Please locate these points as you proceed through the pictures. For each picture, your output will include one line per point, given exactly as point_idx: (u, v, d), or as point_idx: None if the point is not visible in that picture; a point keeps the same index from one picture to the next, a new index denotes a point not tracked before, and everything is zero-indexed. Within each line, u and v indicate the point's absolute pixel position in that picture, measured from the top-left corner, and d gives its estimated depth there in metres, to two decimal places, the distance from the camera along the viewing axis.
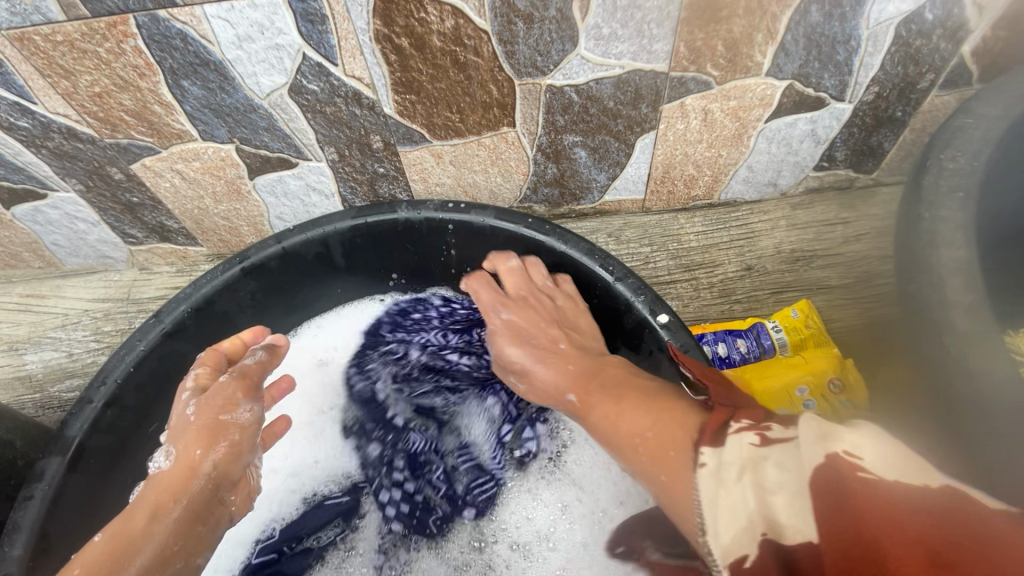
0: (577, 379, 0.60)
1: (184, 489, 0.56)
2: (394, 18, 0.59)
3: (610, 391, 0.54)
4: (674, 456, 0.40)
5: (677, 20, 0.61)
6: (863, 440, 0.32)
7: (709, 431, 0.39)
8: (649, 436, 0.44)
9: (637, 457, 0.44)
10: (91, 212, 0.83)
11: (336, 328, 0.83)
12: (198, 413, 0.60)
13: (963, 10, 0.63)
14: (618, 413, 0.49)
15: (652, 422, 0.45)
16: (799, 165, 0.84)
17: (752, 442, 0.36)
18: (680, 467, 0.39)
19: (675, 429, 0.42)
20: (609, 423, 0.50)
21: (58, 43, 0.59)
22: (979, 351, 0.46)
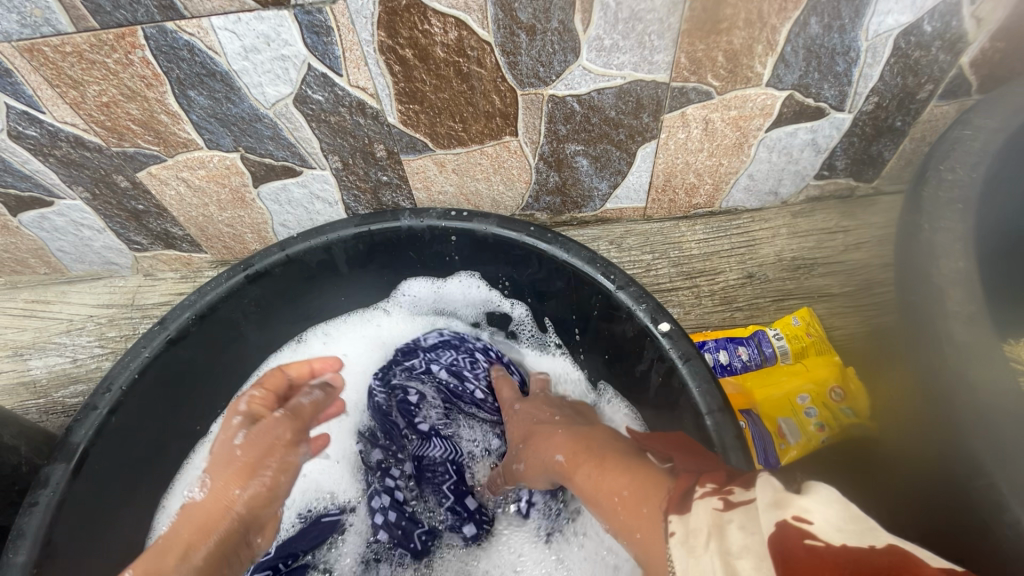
0: (570, 441, 0.57)
1: (213, 525, 0.55)
2: (399, 30, 0.60)
3: (599, 456, 0.52)
4: (647, 513, 0.41)
5: (678, 32, 0.62)
6: (813, 502, 0.32)
7: (677, 498, 0.40)
8: (626, 494, 0.45)
9: (614, 516, 0.45)
10: (97, 219, 0.84)
11: (347, 336, 0.85)
12: (244, 447, 0.60)
13: (962, 22, 0.63)
14: (600, 474, 0.49)
15: (628, 483, 0.46)
16: (800, 173, 0.84)
17: (714, 506, 0.36)
18: (655, 531, 0.39)
19: (653, 488, 0.44)
20: (592, 489, 0.49)
21: (67, 54, 0.60)
22: (979, 366, 0.46)
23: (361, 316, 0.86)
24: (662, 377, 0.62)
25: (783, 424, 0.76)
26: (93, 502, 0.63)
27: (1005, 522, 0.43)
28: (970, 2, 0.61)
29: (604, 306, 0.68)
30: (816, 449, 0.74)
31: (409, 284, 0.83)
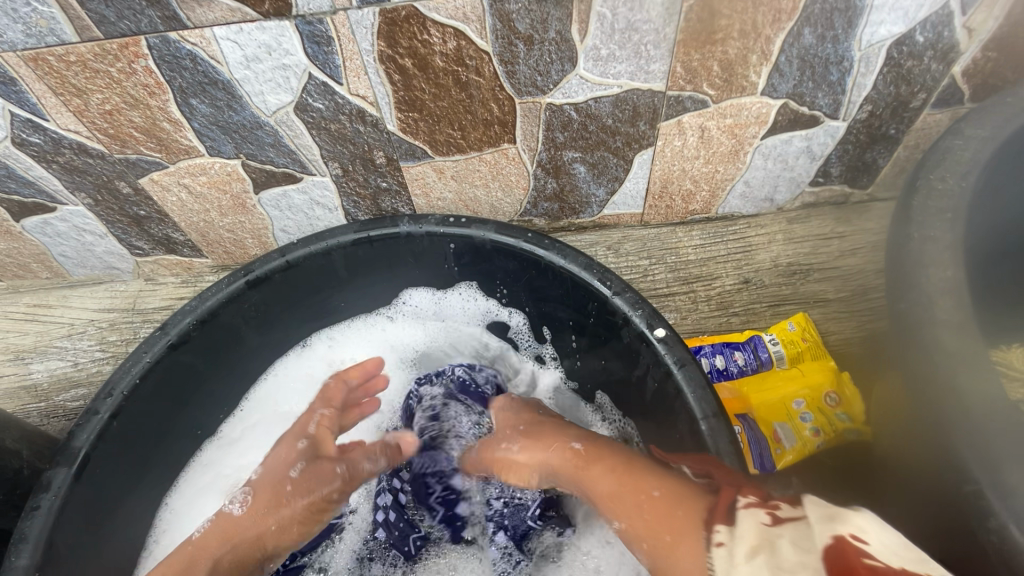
0: (591, 438, 0.58)
1: (239, 533, 0.62)
2: (398, 40, 0.61)
3: (623, 456, 0.53)
4: (682, 516, 0.42)
5: (673, 42, 0.63)
6: (872, 526, 0.34)
7: (719, 510, 0.40)
8: (657, 495, 0.45)
9: (640, 511, 0.45)
10: (98, 224, 0.85)
11: (353, 342, 0.86)
12: (298, 480, 0.65)
13: (953, 32, 0.64)
14: (627, 471, 0.50)
15: (659, 485, 0.47)
16: (795, 180, 0.85)
17: (762, 521, 0.37)
18: (688, 534, 0.40)
19: (687, 497, 0.43)
20: (609, 488, 0.50)
21: (71, 63, 0.61)
22: (965, 371, 0.47)
23: (365, 321, 0.87)
24: (658, 382, 0.63)
25: (780, 429, 0.76)
26: (97, 505, 0.64)
27: (991, 528, 0.43)
28: (961, 13, 0.62)
29: (600, 312, 0.68)
30: (811, 453, 0.75)
31: (413, 290, 0.84)
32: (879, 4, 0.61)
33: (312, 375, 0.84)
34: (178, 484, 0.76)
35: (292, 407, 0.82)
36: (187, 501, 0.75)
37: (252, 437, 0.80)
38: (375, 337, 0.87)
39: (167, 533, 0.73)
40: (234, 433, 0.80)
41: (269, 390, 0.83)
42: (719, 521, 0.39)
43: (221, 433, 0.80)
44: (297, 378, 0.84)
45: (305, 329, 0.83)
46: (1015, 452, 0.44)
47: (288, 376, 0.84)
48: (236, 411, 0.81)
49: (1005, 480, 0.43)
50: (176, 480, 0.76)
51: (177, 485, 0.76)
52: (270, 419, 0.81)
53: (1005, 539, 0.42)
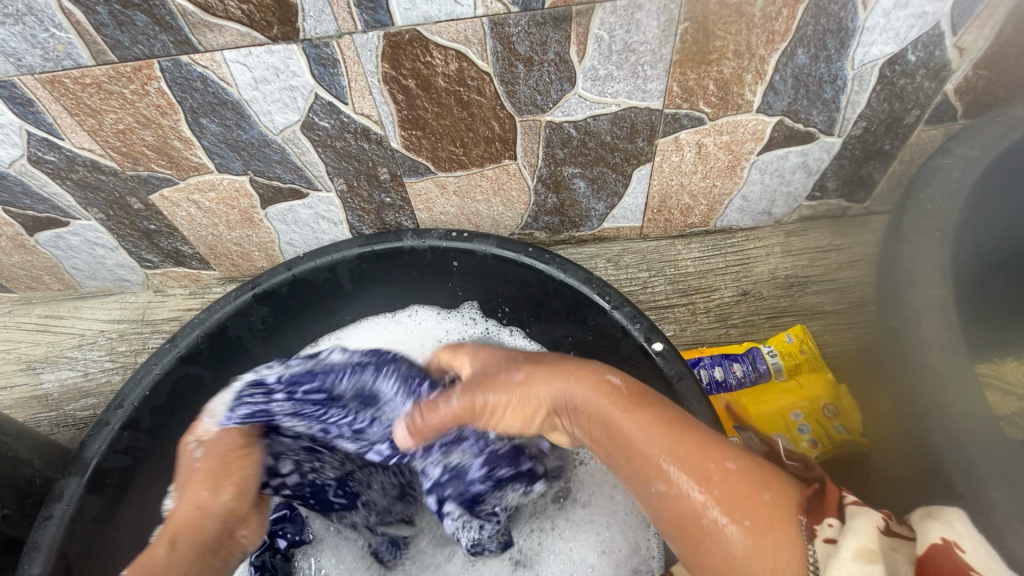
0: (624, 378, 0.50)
1: (200, 526, 0.54)
2: (402, 62, 0.63)
3: (664, 411, 0.46)
4: (768, 503, 0.39)
5: (670, 62, 0.64)
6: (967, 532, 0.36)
7: (819, 505, 0.39)
8: (732, 467, 0.41)
9: (710, 484, 0.41)
10: (110, 238, 0.87)
11: (362, 338, 0.85)
12: (205, 455, 0.59)
13: (944, 51, 0.66)
14: (678, 431, 0.44)
15: (730, 456, 0.42)
16: (792, 195, 0.86)
17: (877, 526, 0.37)
18: (779, 524, 0.38)
19: (763, 473, 0.41)
20: (660, 444, 0.43)
21: (86, 85, 0.63)
22: (952, 388, 0.48)
23: (373, 320, 0.86)
24: None
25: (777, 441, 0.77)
26: (109, 511, 0.65)
27: None
28: (951, 33, 0.64)
29: (599, 324, 0.70)
30: None
31: (421, 304, 0.85)
32: (871, 25, 0.62)
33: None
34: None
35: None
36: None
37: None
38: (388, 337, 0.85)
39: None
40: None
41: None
42: (830, 515, 0.38)
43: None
44: None
45: (314, 336, 0.84)
46: (998, 469, 0.44)
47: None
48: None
49: (988, 494, 0.44)
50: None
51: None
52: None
53: None
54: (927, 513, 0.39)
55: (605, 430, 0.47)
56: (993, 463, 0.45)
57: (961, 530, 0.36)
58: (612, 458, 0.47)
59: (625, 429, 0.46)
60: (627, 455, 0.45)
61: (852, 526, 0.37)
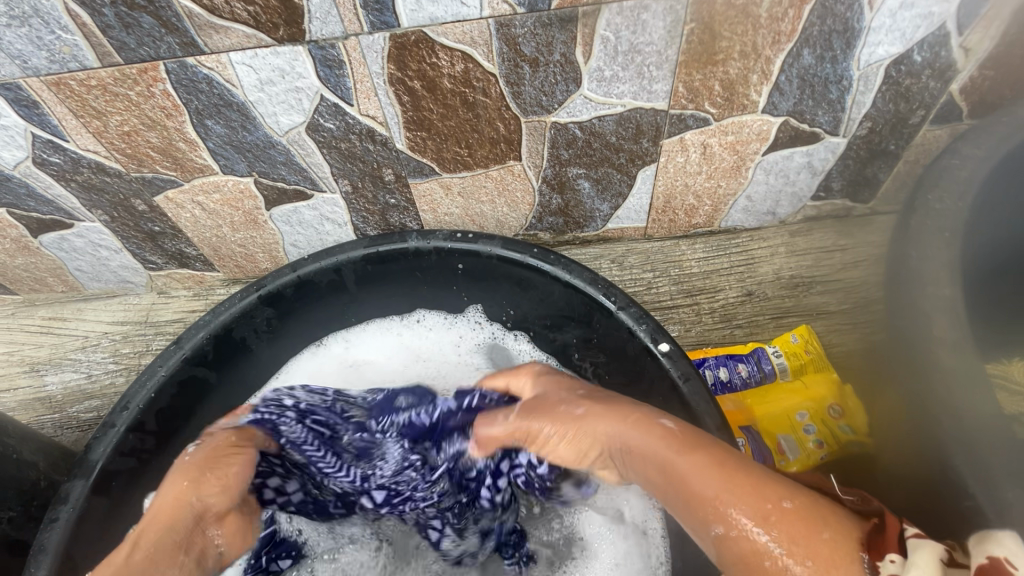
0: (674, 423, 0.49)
1: (173, 518, 0.56)
2: (407, 63, 0.63)
3: (717, 450, 0.46)
4: (829, 542, 0.39)
5: (675, 62, 0.64)
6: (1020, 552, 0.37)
7: (881, 540, 0.39)
8: (789, 507, 0.41)
9: (769, 526, 0.40)
10: (114, 240, 0.87)
11: (371, 343, 0.86)
12: (197, 454, 0.62)
13: (950, 51, 0.66)
14: (729, 471, 0.44)
15: (786, 494, 0.42)
16: (797, 195, 0.86)
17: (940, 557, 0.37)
18: (843, 563, 0.38)
19: (817, 512, 0.41)
20: (713, 482, 0.43)
21: (92, 86, 0.63)
22: (962, 390, 0.48)
23: (381, 324, 0.86)
24: (663, 395, 0.64)
25: (783, 441, 0.77)
26: (114, 514, 0.65)
27: None
28: (957, 33, 0.64)
29: (604, 325, 0.69)
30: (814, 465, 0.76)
31: (427, 309, 0.85)
32: (877, 25, 0.62)
33: (327, 375, 0.83)
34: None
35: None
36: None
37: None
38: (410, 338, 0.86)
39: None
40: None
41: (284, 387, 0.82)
42: (890, 550, 0.38)
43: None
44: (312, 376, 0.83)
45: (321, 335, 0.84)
46: (1009, 471, 0.44)
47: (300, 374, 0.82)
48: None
49: (1001, 496, 0.44)
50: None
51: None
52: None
53: None
54: (980, 536, 0.39)
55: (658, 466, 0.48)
56: (1002, 464, 0.45)
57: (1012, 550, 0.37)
58: (672, 505, 0.46)
59: (680, 470, 0.45)
60: (686, 502, 0.45)
61: (914, 561, 0.37)
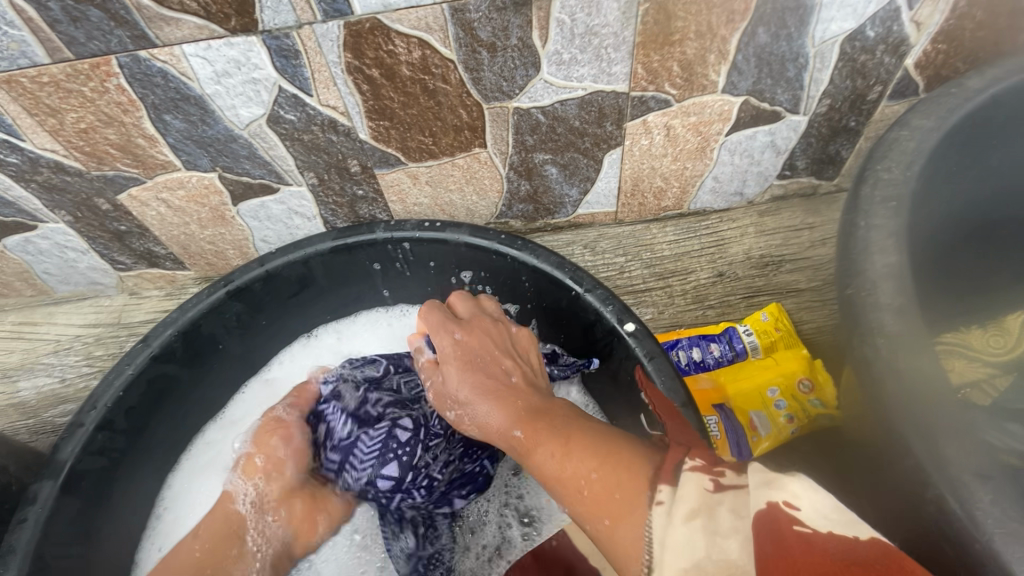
0: (525, 416, 0.57)
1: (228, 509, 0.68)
2: (364, 51, 0.63)
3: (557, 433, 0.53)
4: (619, 498, 0.43)
5: (632, 44, 0.65)
6: (801, 490, 0.35)
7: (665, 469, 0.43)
8: (596, 477, 0.47)
9: (580, 498, 0.47)
10: (80, 241, 0.86)
11: (356, 332, 0.86)
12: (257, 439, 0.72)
13: (902, 26, 0.66)
14: (567, 455, 0.50)
15: (596, 466, 0.47)
16: (762, 174, 0.87)
17: (704, 486, 0.38)
18: (633, 506, 0.42)
19: (622, 473, 0.45)
20: (580, 490, 0.47)
21: (44, 83, 0.62)
22: (908, 352, 0.47)
23: (366, 311, 0.86)
24: (630, 375, 0.65)
25: (755, 417, 0.79)
26: (89, 511, 0.65)
27: (929, 499, 0.44)
28: (908, 8, 0.65)
29: (573, 308, 0.70)
30: (785, 440, 0.78)
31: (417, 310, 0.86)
32: (828, 1, 0.63)
33: (321, 363, 0.84)
34: (181, 461, 0.77)
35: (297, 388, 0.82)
36: (187, 479, 0.76)
37: (250, 416, 0.80)
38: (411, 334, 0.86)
39: (172, 509, 0.74)
40: (231, 414, 0.80)
41: (274, 376, 0.83)
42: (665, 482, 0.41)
43: (223, 413, 0.80)
44: (297, 364, 0.84)
45: (308, 324, 0.85)
46: (952, 427, 0.44)
47: (294, 364, 0.84)
48: (239, 393, 0.82)
49: (941, 453, 0.44)
50: (179, 457, 0.77)
51: (178, 464, 0.77)
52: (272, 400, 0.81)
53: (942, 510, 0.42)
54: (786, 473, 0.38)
55: (544, 455, 0.52)
56: (949, 422, 0.45)
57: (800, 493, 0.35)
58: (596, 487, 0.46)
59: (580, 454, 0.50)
60: (538, 472, 0.53)
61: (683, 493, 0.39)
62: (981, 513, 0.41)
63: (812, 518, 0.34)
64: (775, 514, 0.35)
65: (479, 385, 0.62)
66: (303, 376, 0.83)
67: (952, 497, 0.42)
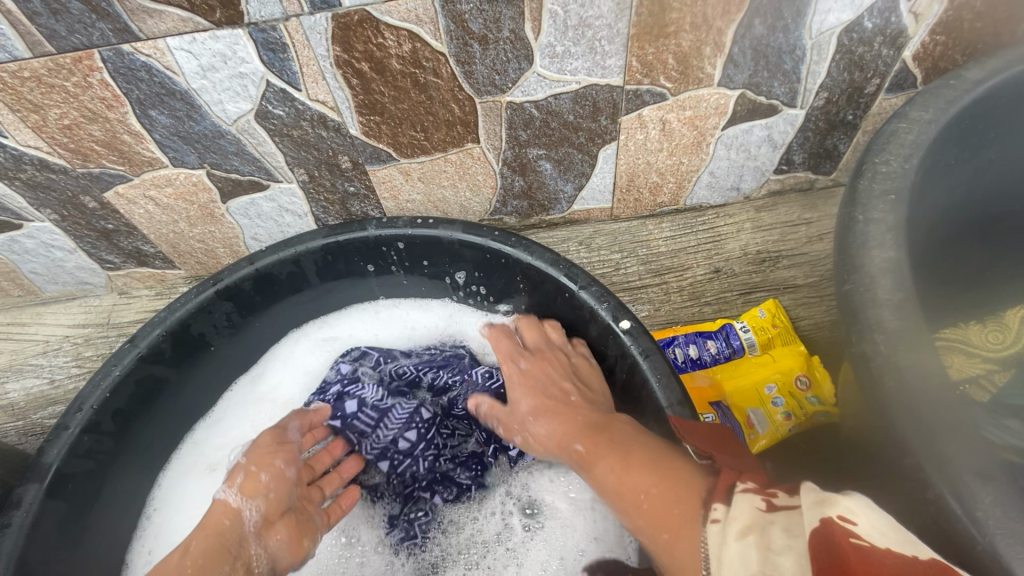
0: (587, 432, 0.59)
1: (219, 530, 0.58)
2: (353, 44, 0.62)
3: (617, 447, 0.54)
4: (681, 513, 0.45)
5: (627, 36, 0.64)
6: (858, 507, 0.36)
7: (719, 489, 0.44)
8: (654, 492, 0.48)
9: (639, 513, 0.48)
10: (67, 240, 0.84)
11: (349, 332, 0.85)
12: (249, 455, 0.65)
13: (900, 18, 0.65)
14: (625, 470, 0.51)
15: (655, 481, 0.48)
16: (759, 169, 0.86)
17: (758, 506, 0.40)
18: (687, 522, 0.44)
19: (683, 488, 0.47)
20: (635, 507, 0.49)
21: (26, 78, 0.61)
22: (907, 347, 0.46)
23: (358, 308, 0.85)
24: (626, 374, 0.64)
25: (752, 415, 0.78)
26: (75, 514, 0.64)
27: (929, 498, 0.43)
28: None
29: (568, 305, 0.69)
30: (783, 437, 0.77)
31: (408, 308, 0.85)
32: None
33: (309, 361, 0.83)
34: (170, 462, 0.76)
35: (279, 388, 0.81)
36: (174, 481, 0.75)
37: (237, 416, 0.79)
38: (402, 331, 0.84)
39: (160, 511, 0.73)
40: (220, 414, 0.79)
41: (263, 374, 0.82)
42: (717, 500, 0.43)
43: (211, 413, 0.79)
44: (290, 363, 0.82)
45: (298, 321, 0.83)
46: (955, 425, 0.43)
47: (282, 362, 0.83)
48: (226, 393, 0.80)
49: (942, 451, 0.43)
50: (168, 458, 0.76)
51: (166, 465, 0.76)
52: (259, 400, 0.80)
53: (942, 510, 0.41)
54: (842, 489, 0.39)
55: (602, 470, 0.54)
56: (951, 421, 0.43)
57: (857, 510, 0.36)
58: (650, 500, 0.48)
59: (637, 468, 0.51)
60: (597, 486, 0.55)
61: (735, 513, 0.40)
62: (983, 513, 0.40)
63: (871, 534, 0.35)
64: (831, 529, 0.35)
65: (542, 407, 0.65)
66: (295, 374, 0.82)
67: (953, 496, 0.41)
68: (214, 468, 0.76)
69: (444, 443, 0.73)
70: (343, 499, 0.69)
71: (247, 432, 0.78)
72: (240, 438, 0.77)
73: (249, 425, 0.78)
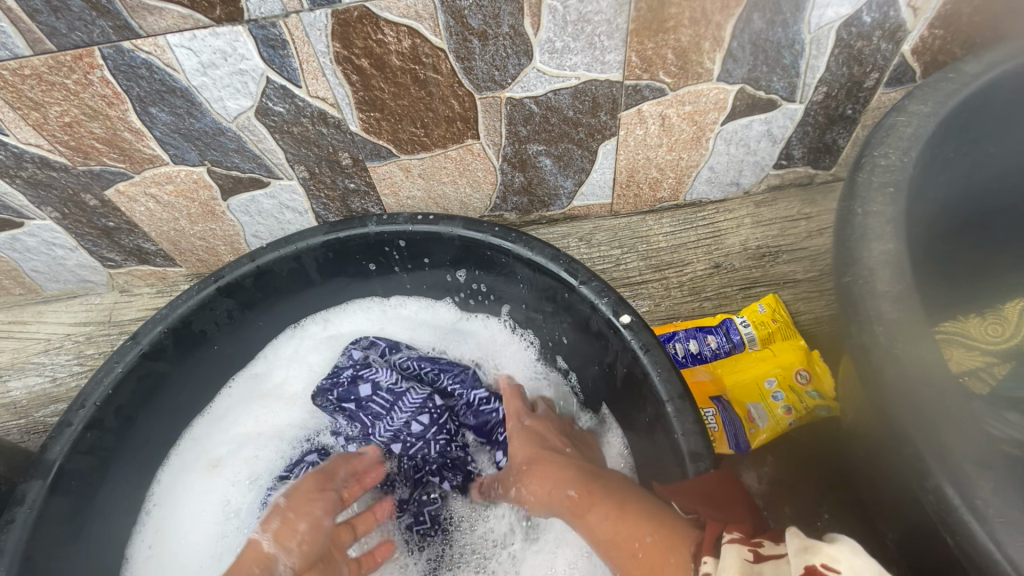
0: (583, 478, 0.59)
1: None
2: (353, 41, 0.62)
3: (613, 497, 0.55)
4: (676, 562, 0.46)
5: (626, 31, 0.64)
6: (846, 555, 0.37)
7: (707, 542, 0.45)
8: (650, 540, 0.49)
9: (635, 558, 0.49)
10: (68, 238, 0.85)
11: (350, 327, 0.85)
12: (290, 499, 0.63)
13: (899, 11, 0.66)
14: (620, 517, 0.52)
15: (652, 529, 0.50)
16: (758, 164, 0.86)
17: (745, 557, 0.41)
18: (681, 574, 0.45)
19: (677, 537, 0.48)
20: (631, 560, 0.49)
21: (27, 76, 0.61)
22: (906, 339, 0.46)
23: (360, 304, 0.85)
24: (626, 367, 0.64)
25: (752, 409, 0.79)
26: (78, 510, 0.64)
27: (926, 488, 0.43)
28: None
29: (568, 301, 0.69)
30: (783, 431, 0.78)
31: (410, 303, 0.85)
32: None
33: (308, 357, 0.83)
34: (171, 458, 0.76)
35: (280, 383, 0.81)
36: (174, 477, 0.75)
37: (236, 411, 0.79)
38: (404, 327, 0.85)
39: (160, 507, 0.73)
40: (220, 409, 0.79)
41: (262, 369, 0.82)
42: (707, 553, 0.44)
43: (210, 409, 0.79)
44: (291, 359, 0.82)
45: (298, 317, 0.83)
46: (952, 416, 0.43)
47: (281, 358, 0.82)
48: (225, 389, 0.80)
49: (941, 441, 0.43)
50: (168, 454, 0.76)
51: (167, 460, 0.76)
52: (257, 395, 0.80)
53: (941, 499, 0.42)
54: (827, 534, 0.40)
55: (596, 517, 0.54)
56: (948, 412, 0.44)
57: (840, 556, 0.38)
58: (648, 550, 0.48)
59: (633, 518, 0.51)
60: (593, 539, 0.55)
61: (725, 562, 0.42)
62: (981, 502, 0.41)
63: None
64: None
65: (538, 457, 0.64)
66: (297, 369, 0.82)
67: (951, 486, 0.41)
68: (215, 464, 0.76)
69: (454, 431, 0.76)
70: (376, 551, 0.68)
71: (248, 427, 0.79)
72: (240, 432, 0.78)
73: (249, 420, 0.79)
